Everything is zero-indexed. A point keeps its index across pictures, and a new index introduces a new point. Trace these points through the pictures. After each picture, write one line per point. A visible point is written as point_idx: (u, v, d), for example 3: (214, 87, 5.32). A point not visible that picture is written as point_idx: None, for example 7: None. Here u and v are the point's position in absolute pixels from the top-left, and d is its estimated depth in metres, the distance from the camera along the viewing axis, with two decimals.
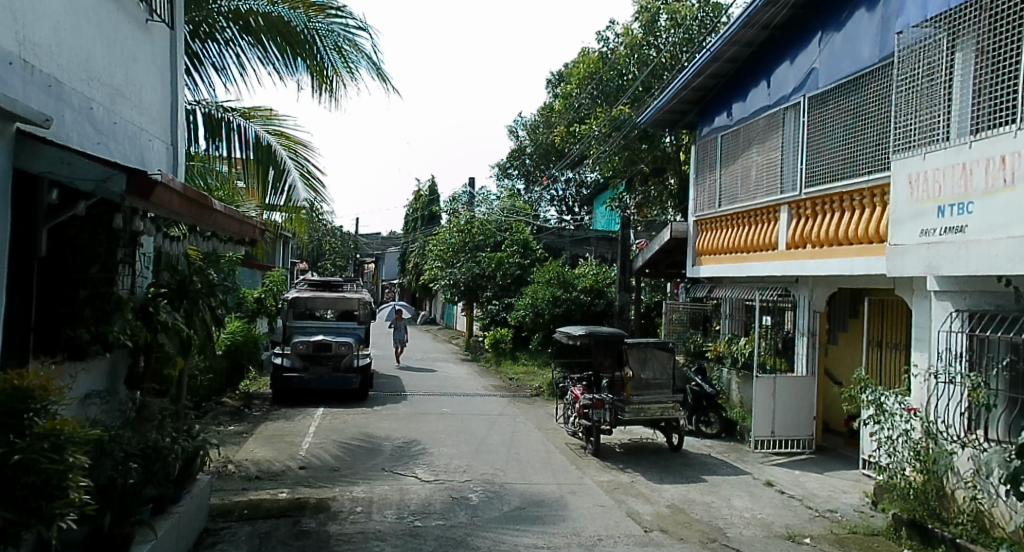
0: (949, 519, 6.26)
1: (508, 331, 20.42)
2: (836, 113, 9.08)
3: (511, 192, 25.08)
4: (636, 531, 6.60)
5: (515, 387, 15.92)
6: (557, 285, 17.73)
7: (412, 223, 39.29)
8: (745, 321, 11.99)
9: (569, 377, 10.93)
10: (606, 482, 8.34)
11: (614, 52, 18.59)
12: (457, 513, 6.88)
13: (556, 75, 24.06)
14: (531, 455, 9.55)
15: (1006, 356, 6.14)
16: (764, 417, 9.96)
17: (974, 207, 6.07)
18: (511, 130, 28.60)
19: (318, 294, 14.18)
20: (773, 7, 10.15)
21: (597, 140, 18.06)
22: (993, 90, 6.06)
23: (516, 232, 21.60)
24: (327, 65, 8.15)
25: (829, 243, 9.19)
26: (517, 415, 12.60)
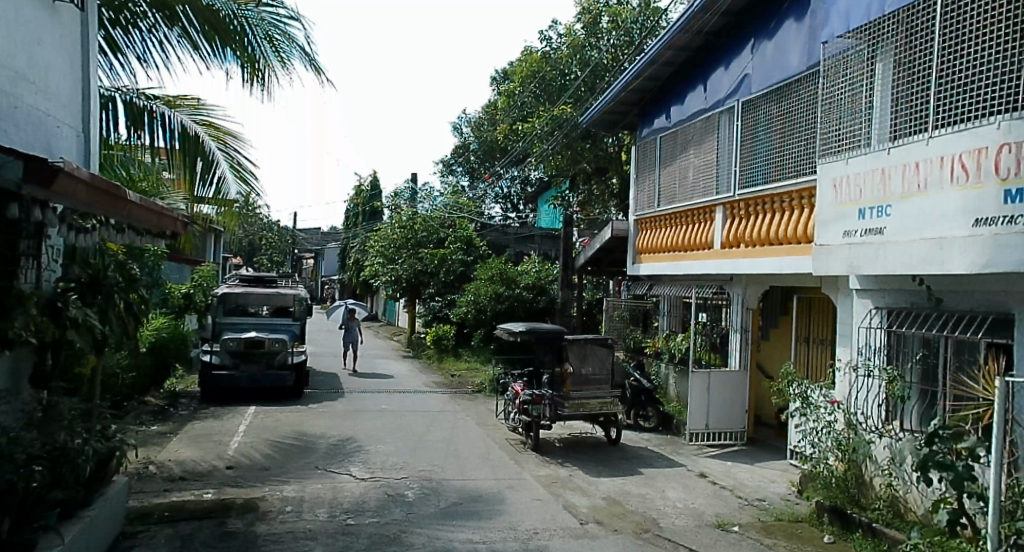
0: (866, 504, 6.58)
1: (450, 328, 20.45)
2: (768, 118, 9.42)
3: (455, 189, 25.07)
4: (572, 523, 6.76)
5: (457, 384, 15.99)
6: (499, 282, 17.85)
7: (353, 218, 38.87)
8: (683, 317, 12.30)
9: (509, 373, 11.05)
10: (544, 477, 8.50)
11: (557, 52, 18.81)
12: (392, 510, 6.93)
13: (501, 72, 24.16)
14: (470, 452, 9.65)
15: (919, 350, 6.57)
16: (699, 411, 10.28)
17: (892, 209, 6.37)
18: (455, 126, 28.57)
19: (251, 290, 14.02)
20: (707, 13, 10.43)
21: (540, 139, 18.27)
22: (909, 99, 6.39)
23: (459, 229, 21.63)
24: (257, 56, 7.93)
25: (761, 243, 9.53)
26: (458, 411, 12.68)
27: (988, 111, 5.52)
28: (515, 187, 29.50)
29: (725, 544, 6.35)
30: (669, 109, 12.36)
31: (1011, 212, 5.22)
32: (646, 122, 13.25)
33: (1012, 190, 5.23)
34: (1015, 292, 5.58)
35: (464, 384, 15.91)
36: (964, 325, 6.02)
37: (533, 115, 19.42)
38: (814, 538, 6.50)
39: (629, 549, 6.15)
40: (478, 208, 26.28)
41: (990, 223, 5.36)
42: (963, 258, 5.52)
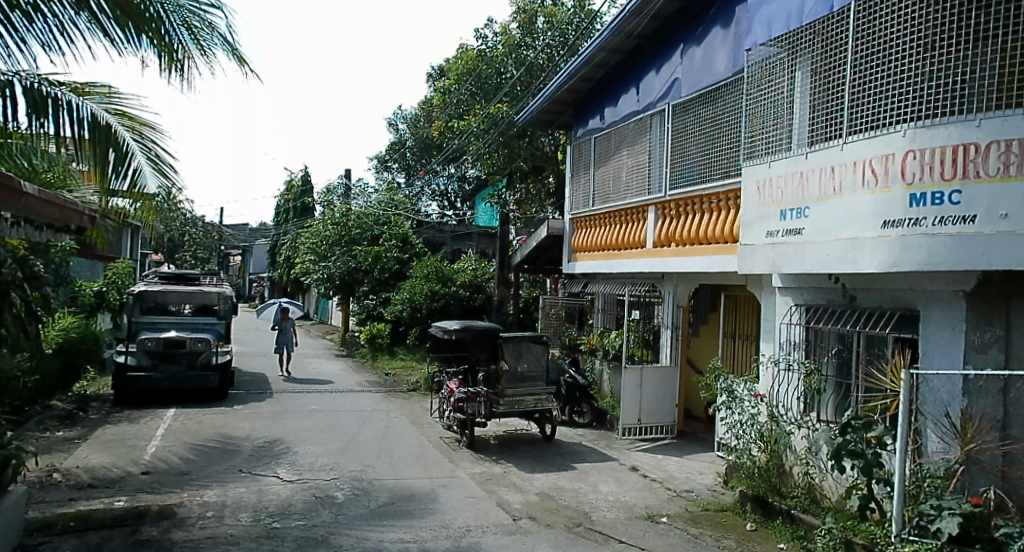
0: (787, 493, 6.87)
1: (385, 326, 20.29)
2: (696, 120, 9.71)
3: (390, 186, 24.89)
4: (506, 520, 6.88)
5: (392, 383, 15.90)
6: (435, 280, 17.86)
7: (284, 214, 38.09)
8: (616, 315, 12.57)
9: (443, 371, 11.08)
10: (478, 474, 8.59)
11: (493, 51, 18.97)
12: (320, 512, 6.90)
13: (437, 69, 24.13)
14: (403, 451, 9.66)
15: (834, 346, 6.93)
16: (631, 406, 10.52)
17: (810, 211, 6.64)
18: (390, 122, 28.36)
19: (171, 288, 13.61)
20: (638, 17, 10.65)
21: (475, 137, 18.36)
22: (825, 106, 6.70)
23: (395, 227, 21.53)
24: (175, 42, 7.19)
25: (691, 242, 9.84)
26: (391, 410, 12.64)
27: (897, 119, 5.83)
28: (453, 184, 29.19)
29: (653, 535, 6.55)
30: (603, 109, 12.59)
31: (916, 215, 5.57)
32: (580, 122, 13.49)
33: (917, 194, 5.57)
34: (918, 289, 5.94)
35: (399, 383, 15.86)
36: (875, 321, 6.37)
37: (469, 113, 19.48)
38: (738, 527, 6.75)
39: (560, 543, 6.29)
40: (414, 205, 26.15)
41: (898, 225, 5.69)
42: (875, 257, 5.83)
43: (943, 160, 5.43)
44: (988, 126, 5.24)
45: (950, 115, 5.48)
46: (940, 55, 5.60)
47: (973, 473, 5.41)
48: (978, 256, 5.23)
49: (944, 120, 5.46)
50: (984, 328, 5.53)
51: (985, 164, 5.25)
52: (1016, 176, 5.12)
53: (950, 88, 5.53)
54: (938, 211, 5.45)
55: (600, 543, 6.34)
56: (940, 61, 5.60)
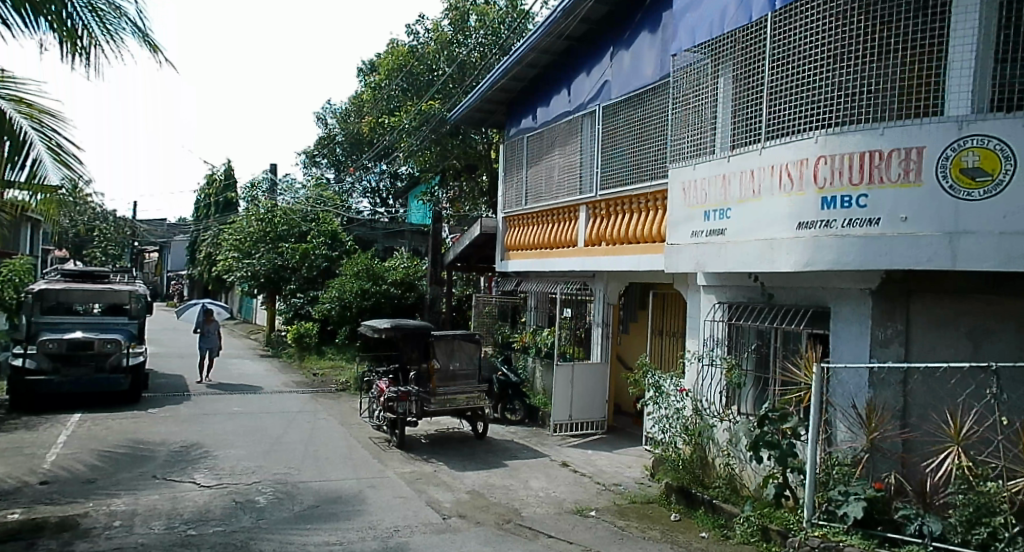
0: (709, 483, 7.12)
1: (313, 325, 19.94)
2: (625, 123, 9.93)
3: (318, 182, 24.48)
4: (435, 518, 6.93)
5: (319, 383, 15.70)
6: (365, 278, 17.74)
7: (205, 210, 36.97)
8: (548, 312, 12.76)
9: (375, 370, 10.94)
10: (408, 473, 8.60)
11: (423, 47, 18.97)
12: (240, 517, 6.80)
13: (368, 64, 23.90)
14: (330, 452, 9.56)
15: (754, 341, 7.23)
16: (563, 403, 10.68)
17: (731, 212, 6.90)
18: (318, 116, 27.92)
19: (75, 287, 13.00)
20: (568, 19, 10.80)
21: (406, 133, 18.31)
22: (744, 111, 6.96)
23: (323, 224, 21.21)
24: (79, 27, 6.83)
25: (620, 241, 10.05)
26: (318, 411, 12.48)
27: (811, 127, 6.13)
28: (385, 181, 28.84)
29: (581, 529, 6.70)
30: (535, 109, 12.75)
31: (828, 218, 5.87)
32: (513, 122, 13.62)
33: (828, 198, 5.88)
34: (830, 288, 6.27)
35: (327, 383, 15.66)
36: (791, 318, 6.70)
37: (399, 109, 19.40)
38: (663, 518, 6.97)
39: (489, 540, 6.37)
40: (344, 201, 25.81)
41: (811, 226, 5.99)
42: (790, 257, 6.11)
43: (852, 166, 5.75)
44: (891, 135, 5.57)
45: (858, 123, 5.79)
46: (849, 67, 5.92)
47: (877, 460, 5.67)
48: (883, 256, 5.55)
49: (852, 128, 5.78)
50: (888, 323, 5.85)
51: (889, 170, 5.57)
52: (915, 182, 5.46)
53: (859, 98, 5.85)
54: (847, 214, 5.76)
55: (529, 538, 6.46)
56: (849, 73, 5.91)
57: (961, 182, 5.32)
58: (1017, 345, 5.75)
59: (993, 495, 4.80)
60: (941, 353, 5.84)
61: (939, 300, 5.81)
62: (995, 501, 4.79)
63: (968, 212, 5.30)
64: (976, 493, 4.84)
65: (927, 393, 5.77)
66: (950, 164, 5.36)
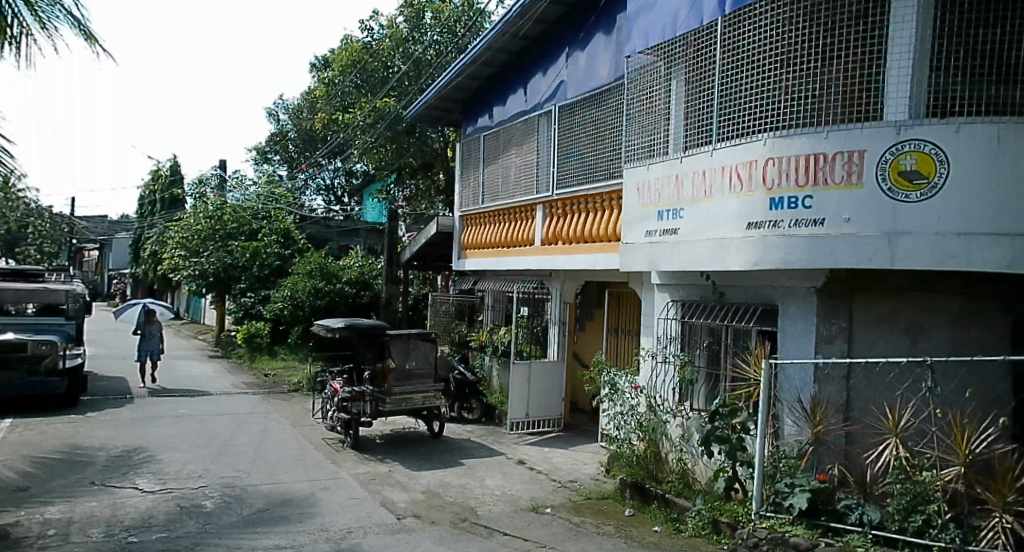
0: (662, 478, 7.25)
1: (264, 325, 19.81)
2: (581, 123, 10.02)
3: (270, 179, 24.10)
4: (389, 519, 6.92)
5: (271, 384, 15.48)
6: (319, 277, 17.55)
7: (149, 207, 36.02)
8: (505, 310, 12.81)
9: (330, 370, 10.86)
10: (362, 474, 8.56)
11: (378, 44, 18.85)
12: (184, 523, 6.69)
13: (322, 59, 23.65)
14: (281, 454, 9.46)
15: (706, 339, 7.37)
16: (519, 401, 10.74)
17: (684, 212, 7.03)
18: (270, 112, 27.49)
19: (10, 287, 12.72)
20: (523, 19, 10.85)
21: (360, 131, 18.17)
22: (696, 113, 7.09)
23: (276, 221, 20.93)
24: (9, 15, 6.59)
25: (576, 240, 10.15)
26: (269, 413, 12.32)
27: (758, 129, 6.29)
28: (339, 178, 28.51)
29: (536, 526, 6.77)
30: (491, 109, 12.79)
31: (776, 218, 6.04)
32: (469, 120, 13.62)
33: (776, 198, 6.04)
34: (778, 286, 6.45)
35: (279, 384, 15.45)
36: (741, 315, 6.86)
37: (353, 106, 19.26)
38: (618, 513, 7.08)
39: (444, 539, 6.40)
40: (296, 198, 25.46)
41: (760, 226, 6.15)
42: (740, 256, 6.27)
43: (798, 168, 5.92)
44: (834, 138, 5.75)
45: (803, 127, 5.97)
46: (795, 72, 6.09)
47: (821, 453, 5.83)
48: (826, 255, 5.74)
49: (798, 131, 5.95)
50: (832, 320, 6.05)
51: (832, 173, 5.76)
52: (857, 184, 5.65)
53: (805, 102, 6.01)
54: (793, 215, 5.93)
55: (485, 537, 6.50)
56: (795, 78, 6.09)
57: (899, 185, 5.52)
58: (950, 340, 6.01)
59: (928, 483, 5.00)
60: (881, 348, 6.04)
61: (880, 298, 6.02)
62: (930, 490, 4.99)
63: (906, 213, 5.51)
64: (912, 482, 5.04)
65: (868, 387, 5.99)
66: (889, 167, 5.56)
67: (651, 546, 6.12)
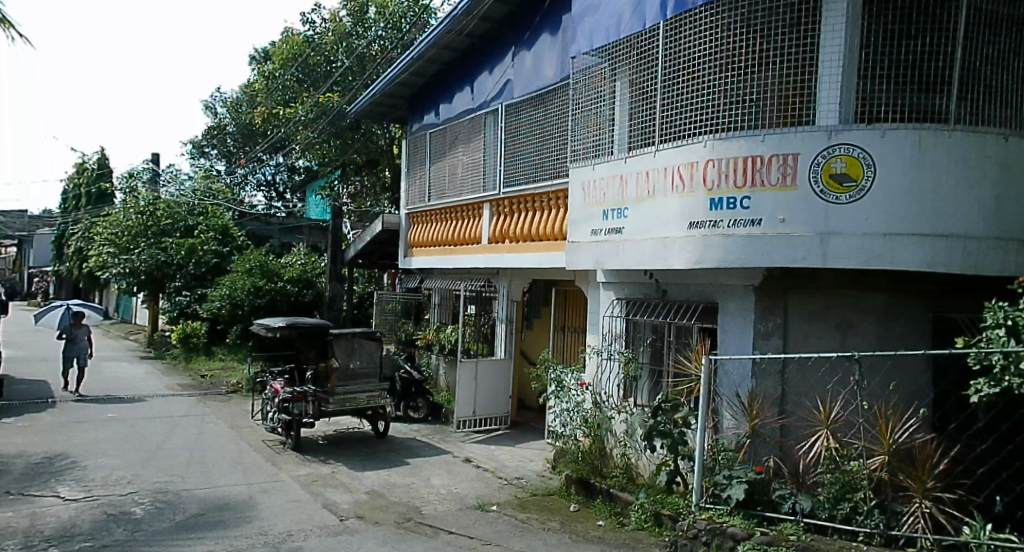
0: (607, 473, 7.35)
1: (201, 325, 19.15)
2: (527, 122, 10.10)
3: (207, 174, 23.52)
4: (331, 521, 6.87)
5: (208, 385, 15.14)
6: (259, 275, 17.23)
7: (74, 201, 34.61)
8: (452, 309, 12.81)
9: (268, 373, 10.55)
10: (303, 476, 8.46)
11: (320, 38, 18.64)
12: (112, 531, 6.50)
13: (262, 52, 23.22)
14: (218, 457, 9.28)
15: (649, 336, 7.53)
16: (466, 399, 10.76)
17: (628, 212, 7.15)
18: (207, 105, 26.83)
19: None
20: (469, 17, 10.84)
21: (302, 126, 17.91)
22: (640, 114, 7.22)
23: (212, 217, 20.59)
24: None
25: (523, 238, 10.21)
26: (205, 415, 12.06)
27: (699, 131, 6.45)
28: (281, 174, 27.97)
29: (481, 524, 6.82)
30: (437, 106, 12.77)
31: (715, 218, 6.20)
32: (415, 118, 13.56)
33: (716, 199, 6.21)
34: (717, 284, 6.64)
35: (216, 385, 15.13)
36: (683, 312, 7.04)
37: (294, 100, 18.99)
38: (563, 509, 7.18)
39: (386, 540, 6.38)
40: (235, 194, 24.92)
41: (700, 226, 6.31)
42: (682, 255, 6.43)
43: (736, 169, 6.10)
44: (771, 141, 5.94)
45: (741, 129, 6.14)
46: (733, 77, 6.27)
47: (758, 445, 6.05)
48: (763, 255, 5.93)
49: (736, 134, 6.13)
50: (769, 317, 6.25)
51: (769, 175, 5.95)
52: (791, 186, 5.86)
53: (742, 106, 6.19)
54: (732, 215, 6.10)
55: (430, 536, 6.52)
56: (733, 82, 6.26)
57: (830, 187, 5.75)
58: (877, 336, 6.29)
59: (855, 473, 5.24)
60: (815, 344, 6.27)
61: (813, 295, 6.25)
62: (857, 478, 5.23)
63: (837, 214, 5.73)
64: (841, 471, 5.28)
65: (802, 381, 6.21)
66: (821, 170, 5.77)
67: (595, 540, 6.23)
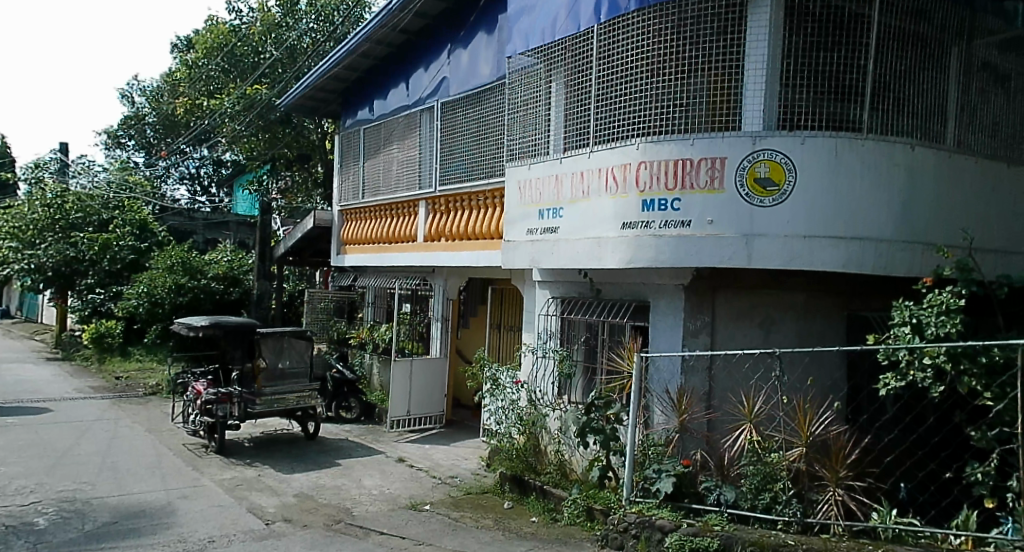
0: (541, 470, 7.41)
1: (116, 324, 18.37)
2: (463, 121, 10.10)
3: (123, 167, 22.69)
4: (257, 525, 6.75)
5: (124, 387, 14.61)
6: (181, 273, 16.70)
7: None
8: (387, 307, 12.71)
9: (191, 373, 10.24)
10: (228, 480, 8.28)
11: (248, 28, 18.24)
12: (15, 542, 6.23)
13: (185, 40, 22.56)
14: (135, 463, 8.99)
15: (583, 334, 7.64)
16: (401, 398, 10.69)
17: (563, 212, 7.24)
18: (123, 93, 25.85)
19: None
20: (404, 12, 10.77)
21: (228, 118, 17.48)
22: (574, 115, 7.31)
23: (130, 212, 19.85)
24: None
25: (459, 237, 10.22)
26: (118, 419, 11.64)
27: (631, 134, 6.58)
28: (206, 167, 27.23)
29: (414, 524, 6.81)
30: (371, 102, 12.64)
31: (647, 219, 6.34)
32: (349, 112, 13.41)
33: (648, 200, 6.35)
34: (649, 283, 6.79)
35: (133, 387, 14.61)
36: (617, 311, 7.17)
37: (219, 91, 18.52)
38: (496, 506, 7.22)
39: (314, 543, 6.31)
40: (155, 188, 24.08)
41: (633, 226, 6.43)
42: (615, 255, 6.55)
43: (667, 172, 6.26)
44: (699, 145, 6.12)
45: (671, 133, 6.31)
46: (663, 81, 6.41)
47: (686, 440, 6.22)
48: (691, 255, 6.10)
49: (667, 137, 6.29)
50: (698, 315, 6.43)
51: (698, 177, 6.12)
52: (719, 189, 6.04)
53: (672, 110, 6.34)
54: (663, 216, 6.26)
55: (359, 537, 6.47)
56: (662, 87, 6.41)
57: (755, 190, 5.96)
58: (797, 333, 6.57)
59: (775, 464, 5.43)
60: (740, 341, 6.50)
61: (738, 294, 6.47)
62: (777, 469, 5.42)
63: (761, 217, 5.95)
64: (763, 463, 5.46)
65: (727, 377, 6.43)
66: (746, 174, 5.98)
67: (528, 536, 6.30)
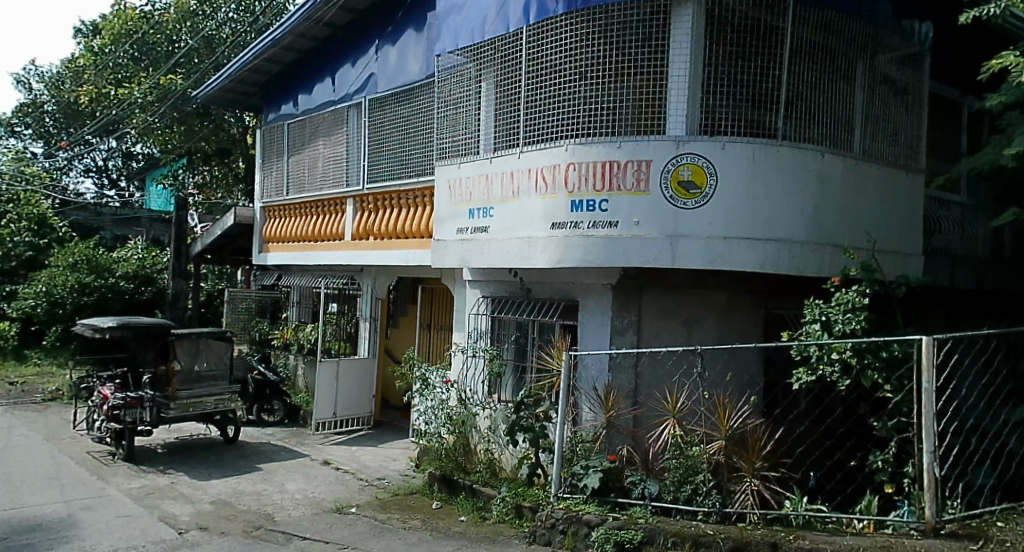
0: (470, 469, 7.44)
1: (11, 325, 17.12)
2: (392, 118, 10.05)
3: (19, 158, 21.49)
4: (170, 534, 6.56)
5: (21, 393, 13.84)
6: (85, 270, 15.94)
7: None
8: (312, 307, 12.51)
9: (97, 376, 9.81)
10: (138, 489, 8.00)
11: (161, 15, 17.66)
12: None
13: (91, 25, 21.62)
14: (35, 473, 8.57)
15: (513, 333, 7.73)
16: (327, 400, 10.54)
17: (493, 211, 7.30)
18: (20, 79, 24.50)
19: None
20: (329, 7, 10.63)
21: (139, 109, 16.85)
22: (503, 115, 7.37)
23: (28, 206, 18.61)
24: None
25: (388, 235, 10.16)
26: (15, 427, 11.04)
27: (560, 136, 6.68)
28: (115, 160, 26.11)
29: (337, 527, 6.74)
30: (296, 96, 12.43)
31: (576, 219, 6.46)
32: (272, 107, 13.14)
33: (576, 201, 6.48)
34: (577, 282, 6.92)
35: (31, 393, 13.86)
36: (547, 310, 7.29)
37: (130, 80, 17.83)
38: (424, 507, 7.22)
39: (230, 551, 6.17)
40: (54, 181, 22.78)
41: (562, 226, 6.54)
42: (544, 254, 6.65)
43: (595, 174, 6.39)
44: (626, 148, 6.29)
45: (598, 136, 6.44)
46: (591, 85, 6.54)
47: (612, 435, 6.36)
48: (618, 255, 6.26)
49: (594, 139, 6.42)
50: (624, 314, 6.59)
51: (625, 179, 6.28)
52: (645, 191, 6.21)
53: (599, 113, 6.47)
54: (591, 217, 6.39)
55: (279, 543, 6.36)
56: (589, 90, 6.53)
57: (678, 193, 6.16)
58: (717, 330, 6.83)
59: (696, 457, 5.61)
60: (664, 339, 6.70)
61: (663, 294, 6.67)
62: (697, 462, 5.61)
63: (685, 218, 6.15)
64: (685, 457, 5.64)
65: (652, 373, 6.62)
66: (671, 177, 6.18)
67: (456, 535, 6.34)
